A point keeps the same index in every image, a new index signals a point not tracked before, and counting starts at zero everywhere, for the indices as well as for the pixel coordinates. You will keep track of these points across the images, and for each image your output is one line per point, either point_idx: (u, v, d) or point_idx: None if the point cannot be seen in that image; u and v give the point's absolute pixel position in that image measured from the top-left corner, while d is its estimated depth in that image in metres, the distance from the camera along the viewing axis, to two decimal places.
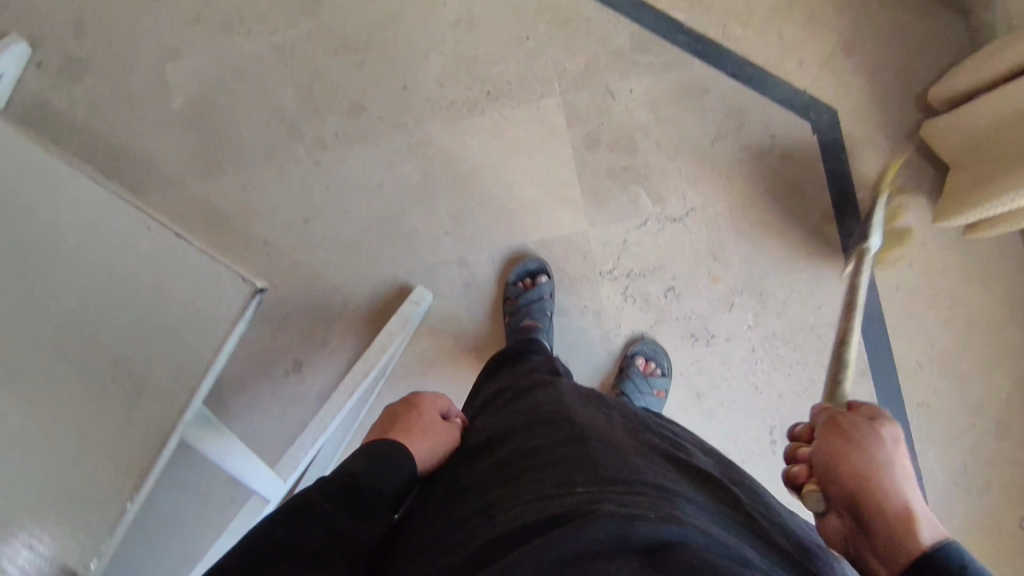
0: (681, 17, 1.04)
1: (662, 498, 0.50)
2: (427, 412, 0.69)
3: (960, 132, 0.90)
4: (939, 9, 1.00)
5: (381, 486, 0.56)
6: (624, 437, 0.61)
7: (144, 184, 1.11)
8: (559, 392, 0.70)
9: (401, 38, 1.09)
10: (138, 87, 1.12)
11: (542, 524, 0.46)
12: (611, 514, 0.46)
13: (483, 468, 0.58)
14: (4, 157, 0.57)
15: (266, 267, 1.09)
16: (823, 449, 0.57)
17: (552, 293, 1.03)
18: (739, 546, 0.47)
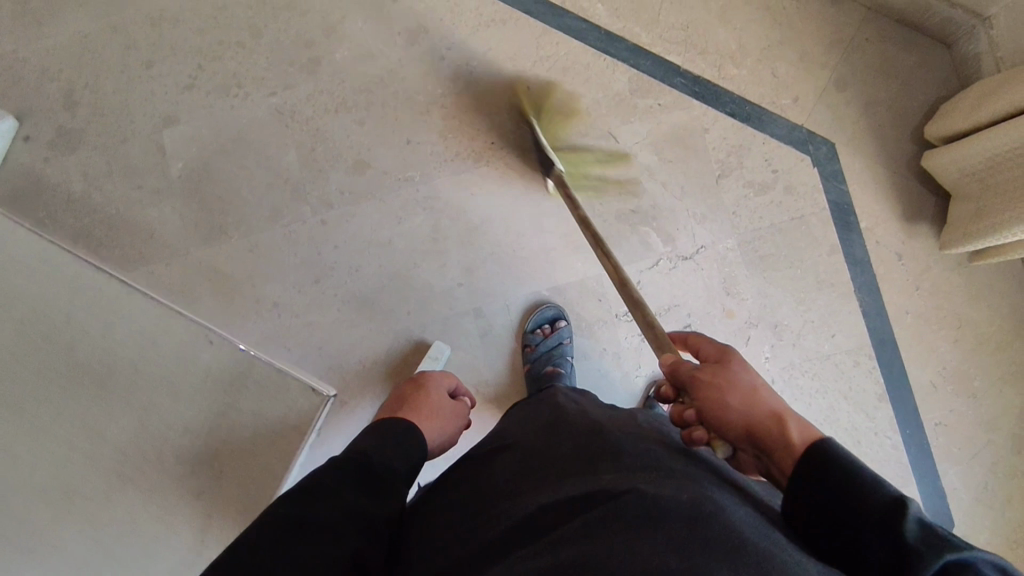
0: (677, 60, 1.06)
1: (689, 478, 0.53)
2: (435, 394, 0.84)
3: (960, 166, 0.95)
4: (924, 42, 1.04)
5: (395, 464, 0.63)
6: (647, 429, 0.64)
7: (145, 254, 1.09)
8: (582, 402, 0.72)
9: (402, 94, 1.09)
10: (134, 156, 1.10)
11: (578, 512, 0.49)
12: (646, 493, 0.49)
13: (513, 466, 0.61)
14: (136, 309, 0.85)
15: (278, 329, 1.08)
16: (708, 403, 0.57)
17: (571, 338, 1.04)
18: (770, 523, 0.50)
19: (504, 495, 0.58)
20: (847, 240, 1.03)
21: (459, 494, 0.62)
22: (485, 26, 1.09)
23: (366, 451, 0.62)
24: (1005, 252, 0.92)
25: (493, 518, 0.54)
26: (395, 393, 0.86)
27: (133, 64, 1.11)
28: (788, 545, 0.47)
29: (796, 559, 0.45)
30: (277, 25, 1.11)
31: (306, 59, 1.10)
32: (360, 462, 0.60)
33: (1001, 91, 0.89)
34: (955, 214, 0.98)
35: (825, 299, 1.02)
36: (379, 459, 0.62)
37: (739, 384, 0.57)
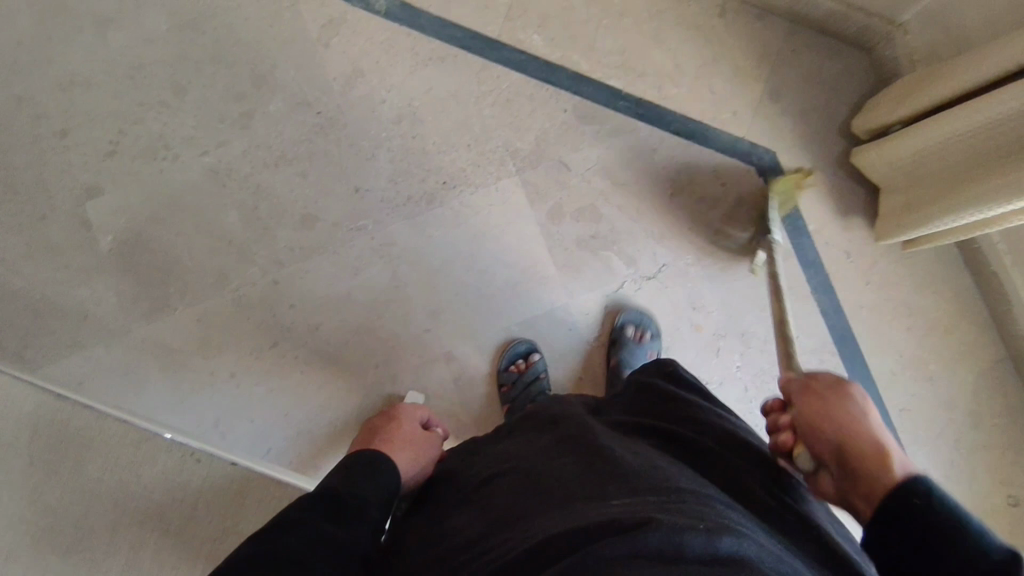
0: (618, 84, 1.07)
1: (702, 504, 0.52)
2: (406, 424, 0.80)
3: (887, 162, 0.99)
4: (845, 49, 1.09)
5: (366, 496, 0.62)
6: (648, 449, 0.62)
7: (82, 337, 1.00)
8: (582, 416, 0.69)
9: (344, 142, 1.05)
10: (56, 234, 1.02)
11: (584, 538, 0.47)
12: (665, 523, 0.47)
13: (508, 495, 0.57)
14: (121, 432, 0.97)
15: (238, 401, 1.02)
16: (805, 412, 0.63)
17: (546, 371, 1.02)
18: (779, 552, 0.49)
19: (501, 525, 0.54)
20: (798, 244, 1.06)
21: (443, 531, 0.58)
22: (424, 65, 1.06)
23: (334, 486, 0.61)
24: (936, 240, 0.97)
25: (493, 550, 0.51)
26: (364, 427, 0.82)
27: (46, 135, 1.03)
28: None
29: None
30: (202, 81, 1.05)
31: (237, 114, 1.05)
32: (331, 498, 0.59)
33: (920, 88, 0.93)
34: (886, 207, 1.02)
35: (786, 302, 1.05)
36: (348, 492, 0.61)
37: (848, 405, 0.62)
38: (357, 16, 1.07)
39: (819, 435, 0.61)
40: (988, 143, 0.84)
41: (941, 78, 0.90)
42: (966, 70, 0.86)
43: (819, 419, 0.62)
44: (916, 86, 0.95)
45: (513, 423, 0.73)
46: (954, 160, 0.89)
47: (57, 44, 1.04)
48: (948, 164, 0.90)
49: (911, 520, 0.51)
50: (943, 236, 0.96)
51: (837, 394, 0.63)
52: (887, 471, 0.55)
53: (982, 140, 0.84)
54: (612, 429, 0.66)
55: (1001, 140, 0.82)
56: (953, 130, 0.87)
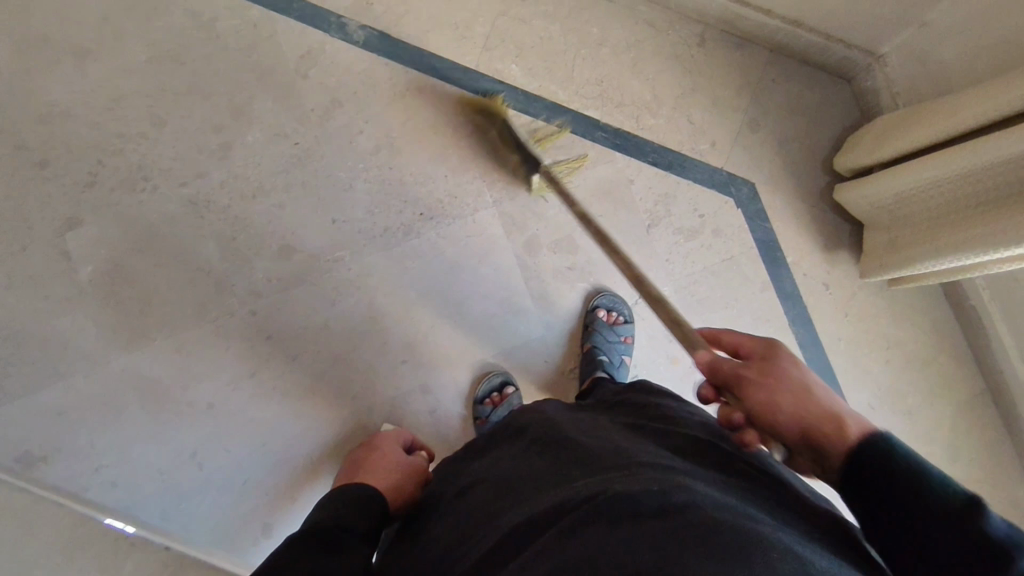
0: (596, 114, 1.07)
1: (660, 472, 0.54)
2: (388, 450, 0.85)
3: (869, 201, 0.99)
4: (827, 79, 1.09)
5: (353, 525, 0.64)
6: (616, 434, 0.65)
7: (62, 367, 1.01)
8: (550, 412, 0.72)
9: (322, 173, 1.05)
10: (38, 264, 1.02)
11: (545, 525, 0.50)
12: (619, 494, 0.49)
13: (483, 495, 0.60)
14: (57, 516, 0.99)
15: (217, 431, 1.03)
16: (753, 408, 0.59)
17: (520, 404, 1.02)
18: (743, 505, 0.51)
19: (476, 524, 0.56)
20: (777, 274, 1.06)
21: (435, 534, 0.60)
22: (402, 96, 1.06)
23: (320, 519, 0.63)
24: (919, 280, 0.96)
25: (473, 548, 0.54)
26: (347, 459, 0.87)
27: (26, 165, 1.03)
28: (767, 526, 0.48)
29: (779, 538, 0.46)
30: (182, 112, 1.05)
31: (216, 145, 1.05)
32: (317, 527, 0.61)
33: (900, 131, 0.93)
34: (869, 244, 1.02)
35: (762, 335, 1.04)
36: (335, 524, 0.63)
37: (790, 378, 0.59)
38: (336, 47, 1.06)
39: (777, 420, 0.58)
40: (972, 190, 0.83)
41: (922, 122, 0.89)
42: (942, 116, 0.86)
43: (766, 400, 0.58)
44: (892, 130, 0.95)
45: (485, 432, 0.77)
46: (933, 205, 0.89)
47: (36, 74, 1.04)
48: (927, 208, 0.90)
49: (884, 482, 0.50)
50: (926, 277, 0.95)
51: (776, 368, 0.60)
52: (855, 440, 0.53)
53: (967, 186, 0.84)
54: (579, 419, 0.69)
55: (986, 188, 0.82)
56: (928, 176, 0.87)
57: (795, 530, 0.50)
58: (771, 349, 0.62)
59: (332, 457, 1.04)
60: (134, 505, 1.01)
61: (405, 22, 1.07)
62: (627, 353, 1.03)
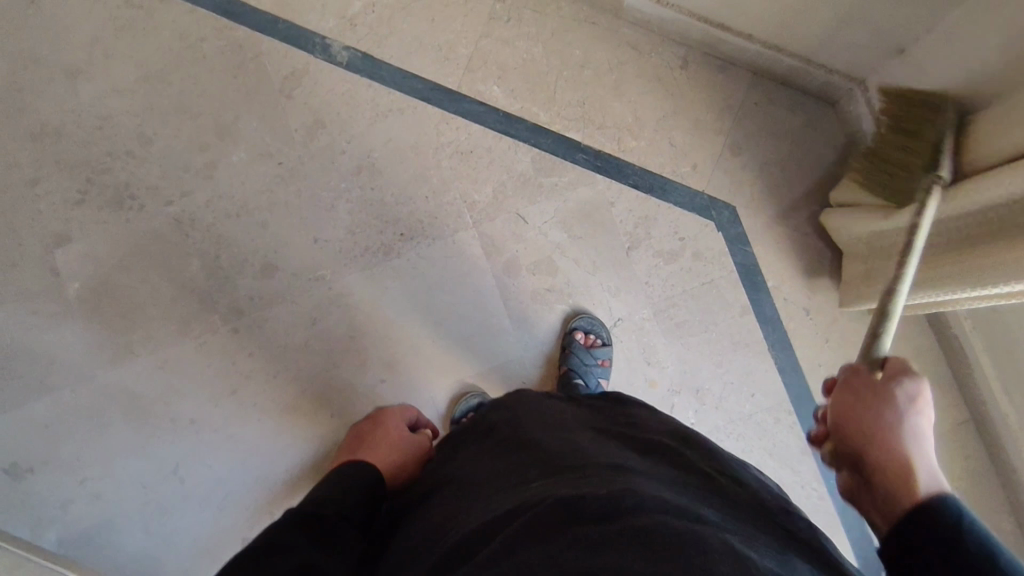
0: (577, 136, 1.08)
1: (614, 473, 0.53)
2: (392, 429, 0.82)
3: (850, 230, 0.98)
4: (808, 103, 1.09)
5: (349, 511, 0.61)
6: (580, 436, 0.64)
7: (49, 383, 1.03)
8: (514, 412, 0.73)
9: (305, 192, 1.07)
10: (26, 281, 1.04)
11: (494, 526, 0.49)
12: (568, 495, 0.49)
13: (442, 503, 0.60)
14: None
15: (198, 446, 1.04)
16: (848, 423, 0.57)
17: None
18: (696, 505, 0.50)
19: (433, 528, 0.56)
20: (756, 299, 1.07)
21: (403, 531, 0.60)
22: (384, 116, 1.07)
23: (320, 502, 0.60)
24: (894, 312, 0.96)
25: (424, 553, 0.53)
26: (353, 431, 0.85)
27: (16, 183, 1.05)
28: (715, 521, 0.48)
29: (725, 535, 0.45)
30: (168, 132, 1.07)
31: (201, 164, 1.07)
32: (314, 513, 0.58)
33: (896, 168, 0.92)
34: (847, 273, 1.01)
35: (741, 359, 1.06)
36: (336, 511, 0.60)
37: (891, 416, 0.55)
38: (321, 68, 1.08)
39: (851, 441, 0.57)
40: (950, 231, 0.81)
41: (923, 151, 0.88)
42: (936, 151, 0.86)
43: (854, 419, 0.57)
44: None
45: (454, 434, 0.78)
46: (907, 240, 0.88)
47: (29, 94, 1.06)
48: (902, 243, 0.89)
49: (915, 523, 0.47)
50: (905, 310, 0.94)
51: (885, 398, 0.57)
52: (908, 495, 0.49)
53: (948, 226, 0.82)
54: (545, 420, 0.69)
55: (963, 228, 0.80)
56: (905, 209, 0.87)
57: (750, 531, 0.49)
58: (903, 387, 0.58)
59: (312, 474, 1.06)
60: (117, 517, 1.03)
61: (388, 44, 1.09)
62: (604, 376, 1.03)
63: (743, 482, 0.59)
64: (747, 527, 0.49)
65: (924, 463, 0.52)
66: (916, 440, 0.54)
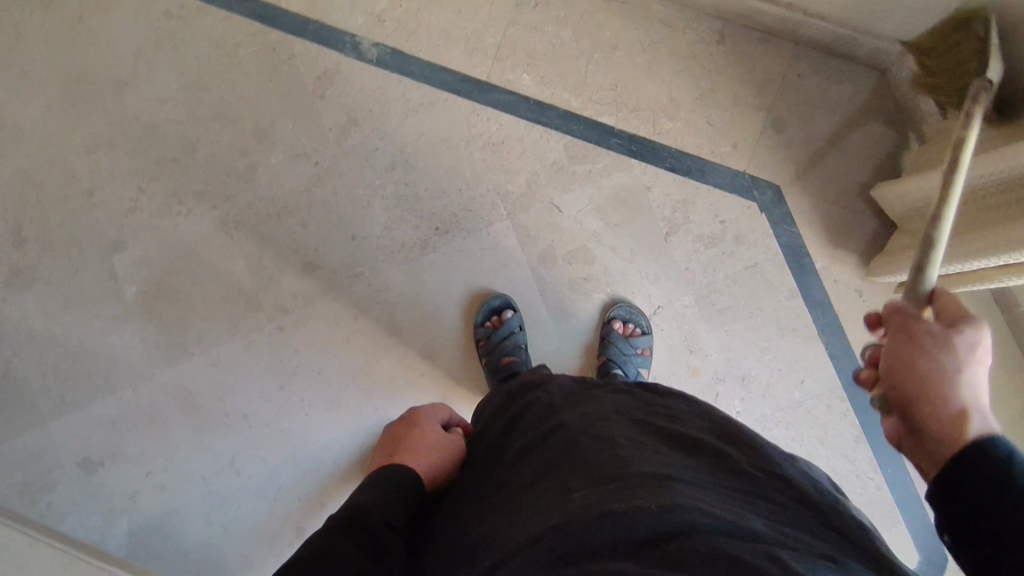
0: (609, 121, 1.05)
1: (658, 483, 0.53)
2: (431, 432, 0.73)
3: (904, 199, 0.92)
4: (856, 70, 1.03)
5: (392, 527, 0.58)
6: (622, 429, 0.64)
7: (114, 382, 1.09)
8: (551, 395, 0.72)
9: (341, 191, 1.08)
10: (88, 286, 1.10)
11: (539, 533, 0.50)
12: (618, 511, 0.49)
13: (480, 509, 0.60)
14: None
15: (252, 441, 1.09)
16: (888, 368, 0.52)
17: (522, 325, 1.04)
18: (746, 519, 0.50)
19: (477, 529, 0.57)
20: (804, 282, 1.02)
21: (447, 531, 0.60)
22: (415, 111, 1.07)
23: (361, 508, 0.58)
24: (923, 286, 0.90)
25: (466, 556, 0.54)
26: (386, 429, 0.76)
27: (75, 194, 1.10)
28: (763, 540, 0.48)
29: (784, 557, 0.45)
30: (209, 137, 1.10)
31: (243, 168, 1.09)
32: (358, 518, 0.56)
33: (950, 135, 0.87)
34: (894, 244, 0.96)
35: (790, 346, 1.02)
36: (381, 519, 0.58)
37: (938, 357, 0.50)
38: (351, 66, 1.09)
39: (888, 384, 0.52)
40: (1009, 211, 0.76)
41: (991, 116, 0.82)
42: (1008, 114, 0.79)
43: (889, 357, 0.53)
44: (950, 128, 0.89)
45: (493, 410, 0.79)
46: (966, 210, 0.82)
47: (82, 108, 1.11)
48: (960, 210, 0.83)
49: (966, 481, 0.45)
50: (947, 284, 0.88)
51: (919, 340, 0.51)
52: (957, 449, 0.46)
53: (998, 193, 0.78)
54: (581, 406, 0.68)
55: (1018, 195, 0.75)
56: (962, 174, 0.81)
57: (801, 542, 0.49)
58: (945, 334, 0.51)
59: (360, 467, 1.09)
60: (182, 508, 1.09)
61: (417, 37, 1.08)
62: (644, 365, 1.01)
63: (778, 469, 0.59)
64: (798, 538, 0.49)
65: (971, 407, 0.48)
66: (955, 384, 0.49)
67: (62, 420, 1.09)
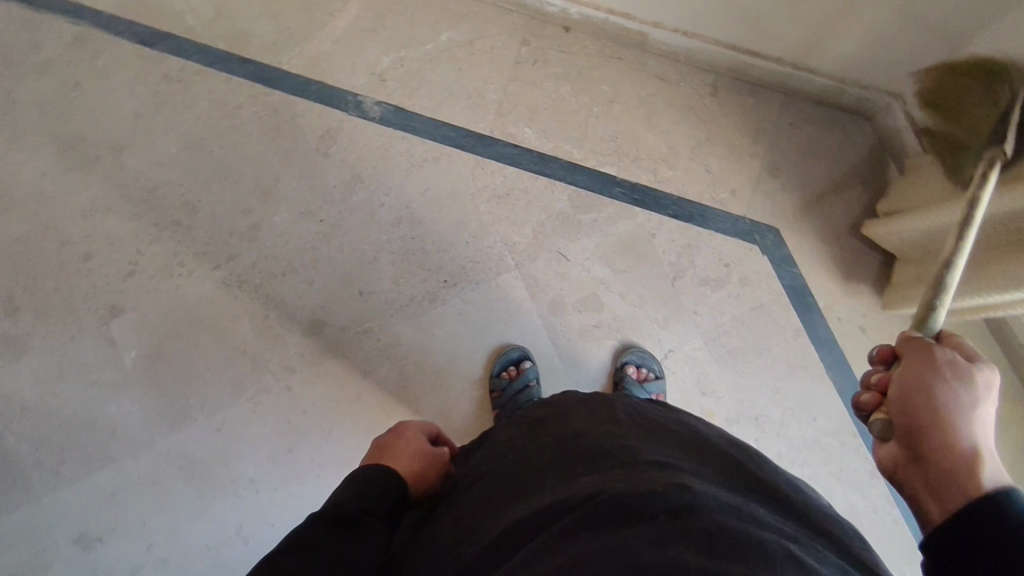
0: (611, 170, 1.08)
1: (665, 471, 0.51)
2: (414, 444, 0.69)
3: (898, 237, 0.95)
4: (843, 117, 1.09)
5: (373, 512, 0.58)
6: (631, 428, 0.62)
7: (111, 452, 1.05)
8: (554, 405, 0.70)
9: (347, 248, 1.08)
10: (85, 353, 1.06)
11: (543, 518, 0.47)
12: (625, 490, 0.46)
13: (483, 494, 0.57)
14: None
15: (259, 507, 1.05)
16: (903, 388, 0.51)
17: (537, 380, 1.02)
18: (752, 507, 0.47)
19: (477, 520, 0.53)
20: (809, 320, 1.05)
21: (441, 527, 0.57)
22: (419, 166, 1.09)
23: (342, 502, 0.57)
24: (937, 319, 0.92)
25: (463, 547, 0.51)
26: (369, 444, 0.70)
27: (71, 259, 1.08)
28: (772, 526, 0.45)
29: (781, 539, 0.43)
30: (212, 198, 1.09)
31: (246, 227, 1.09)
32: (338, 512, 0.56)
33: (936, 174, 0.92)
34: (895, 279, 0.99)
35: (799, 384, 1.04)
36: (359, 509, 0.57)
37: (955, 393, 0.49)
38: (355, 124, 1.10)
39: (902, 407, 0.51)
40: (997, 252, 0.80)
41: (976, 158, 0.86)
42: None
43: (905, 381, 0.52)
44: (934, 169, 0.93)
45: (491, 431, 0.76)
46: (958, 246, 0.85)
47: (78, 172, 1.09)
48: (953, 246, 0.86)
49: (963, 520, 0.42)
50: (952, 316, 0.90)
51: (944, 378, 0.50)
52: (964, 482, 0.44)
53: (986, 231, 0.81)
54: (593, 414, 0.65)
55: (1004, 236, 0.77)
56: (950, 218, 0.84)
57: (806, 534, 0.46)
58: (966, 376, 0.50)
59: None
60: None
61: (419, 95, 1.11)
62: None
63: (784, 480, 0.57)
64: (801, 530, 0.47)
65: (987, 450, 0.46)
66: (972, 423, 0.48)
67: (56, 495, 1.04)
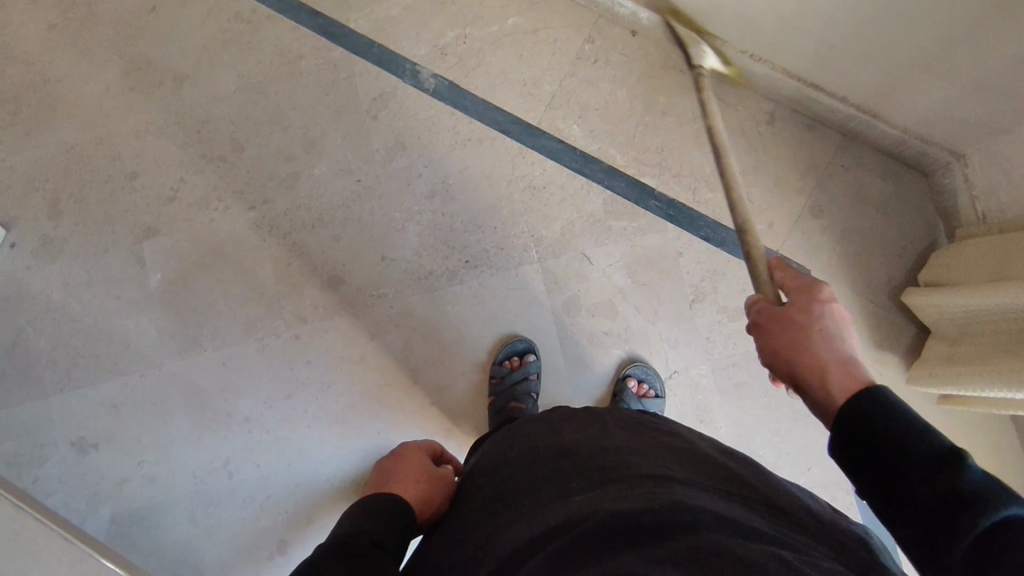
0: (651, 182, 1.07)
1: (658, 485, 0.50)
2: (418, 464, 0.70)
3: (935, 310, 0.90)
4: (901, 169, 1.05)
5: (384, 539, 0.56)
6: (625, 438, 0.62)
7: (121, 366, 1.09)
8: (548, 415, 0.71)
9: (378, 211, 1.09)
10: (114, 267, 1.10)
11: (541, 544, 0.48)
12: (615, 514, 0.47)
13: (483, 512, 0.57)
14: None
15: (250, 444, 1.07)
16: (766, 348, 0.58)
17: (538, 374, 1.04)
18: (747, 517, 0.47)
19: (479, 542, 0.54)
20: None
21: (446, 545, 0.57)
22: (462, 145, 1.10)
23: (353, 533, 0.55)
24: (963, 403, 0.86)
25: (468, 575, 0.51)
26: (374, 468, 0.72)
27: (117, 176, 1.12)
28: (771, 538, 0.44)
29: (773, 548, 0.42)
30: (258, 140, 1.12)
31: (285, 175, 1.11)
32: (349, 544, 0.53)
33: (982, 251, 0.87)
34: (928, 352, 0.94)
35: (801, 431, 1.02)
36: (371, 539, 0.55)
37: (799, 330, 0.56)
38: (408, 92, 1.12)
39: (775, 363, 0.58)
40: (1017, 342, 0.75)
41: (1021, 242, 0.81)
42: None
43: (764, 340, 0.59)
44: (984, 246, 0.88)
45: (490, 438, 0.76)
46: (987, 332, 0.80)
47: (139, 94, 1.13)
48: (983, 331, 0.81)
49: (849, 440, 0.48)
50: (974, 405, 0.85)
51: (787, 320, 0.57)
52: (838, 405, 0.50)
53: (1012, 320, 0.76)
54: (583, 423, 0.65)
55: None
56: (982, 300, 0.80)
57: (801, 541, 0.46)
58: (801, 308, 0.57)
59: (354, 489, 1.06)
60: (167, 503, 1.07)
61: (475, 74, 1.11)
62: None
63: (780, 484, 0.56)
64: (798, 537, 0.46)
65: (842, 359, 0.53)
66: (826, 344, 0.54)
67: (64, 396, 1.09)
